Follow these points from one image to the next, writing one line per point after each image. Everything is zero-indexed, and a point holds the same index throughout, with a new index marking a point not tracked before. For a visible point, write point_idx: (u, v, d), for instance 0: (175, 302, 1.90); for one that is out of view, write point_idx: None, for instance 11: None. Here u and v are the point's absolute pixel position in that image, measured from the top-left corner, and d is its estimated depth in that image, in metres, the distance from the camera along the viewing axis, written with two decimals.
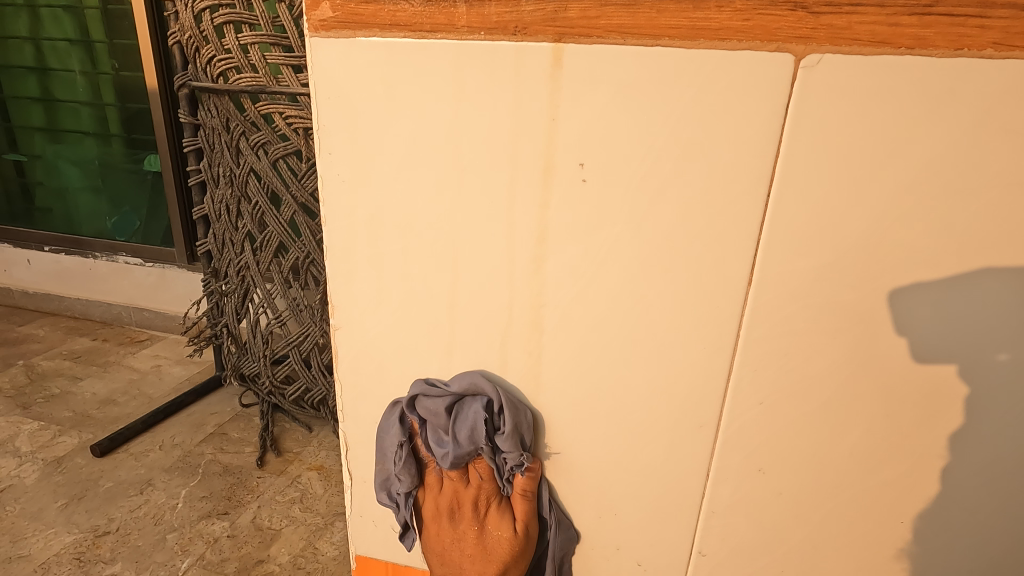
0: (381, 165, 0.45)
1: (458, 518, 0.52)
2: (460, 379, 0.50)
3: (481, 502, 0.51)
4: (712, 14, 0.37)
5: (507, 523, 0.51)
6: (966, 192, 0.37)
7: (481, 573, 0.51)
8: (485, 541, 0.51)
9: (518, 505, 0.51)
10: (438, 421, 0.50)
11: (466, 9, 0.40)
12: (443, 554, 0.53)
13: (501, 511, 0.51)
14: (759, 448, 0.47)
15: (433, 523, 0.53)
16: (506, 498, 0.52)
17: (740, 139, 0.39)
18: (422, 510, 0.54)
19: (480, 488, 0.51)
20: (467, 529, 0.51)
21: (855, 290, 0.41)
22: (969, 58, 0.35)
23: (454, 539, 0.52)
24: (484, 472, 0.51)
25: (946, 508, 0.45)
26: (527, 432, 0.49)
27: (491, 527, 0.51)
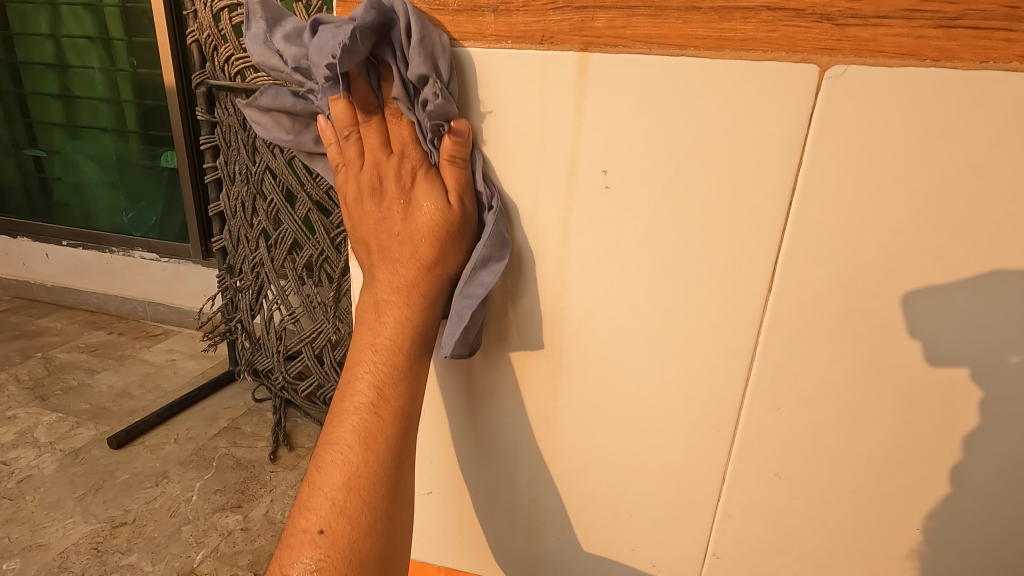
0: None
1: (382, 186, 0.44)
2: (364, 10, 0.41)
3: (406, 171, 0.44)
4: (738, 25, 0.37)
5: (438, 194, 0.44)
6: (988, 202, 0.37)
7: (405, 266, 0.44)
8: (409, 218, 0.44)
9: (446, 173, 0.44)
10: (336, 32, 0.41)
11: (494, 18, 0.41)
12: (364, 299, 0.47)
13: (429, 183, 0.44)
14: (775, 452, 0.47)
15: (370, 267, 0.46)
16: (435, 171, 0.45)
17: (762, 148, 0.39)
18: (346, 200, 0.47)
19: (404, 153, 0.44)
20: (397, 220, 0.44)
21: (875, 297, 0.41)
22: (995, 71, 0.35)
23: (382, 253, 0.45)
24: (405, 135, 0.44)
25: (962, 515, 0.46)
26: (444, 62, 0.41)
27: (421, 196, 0.44)
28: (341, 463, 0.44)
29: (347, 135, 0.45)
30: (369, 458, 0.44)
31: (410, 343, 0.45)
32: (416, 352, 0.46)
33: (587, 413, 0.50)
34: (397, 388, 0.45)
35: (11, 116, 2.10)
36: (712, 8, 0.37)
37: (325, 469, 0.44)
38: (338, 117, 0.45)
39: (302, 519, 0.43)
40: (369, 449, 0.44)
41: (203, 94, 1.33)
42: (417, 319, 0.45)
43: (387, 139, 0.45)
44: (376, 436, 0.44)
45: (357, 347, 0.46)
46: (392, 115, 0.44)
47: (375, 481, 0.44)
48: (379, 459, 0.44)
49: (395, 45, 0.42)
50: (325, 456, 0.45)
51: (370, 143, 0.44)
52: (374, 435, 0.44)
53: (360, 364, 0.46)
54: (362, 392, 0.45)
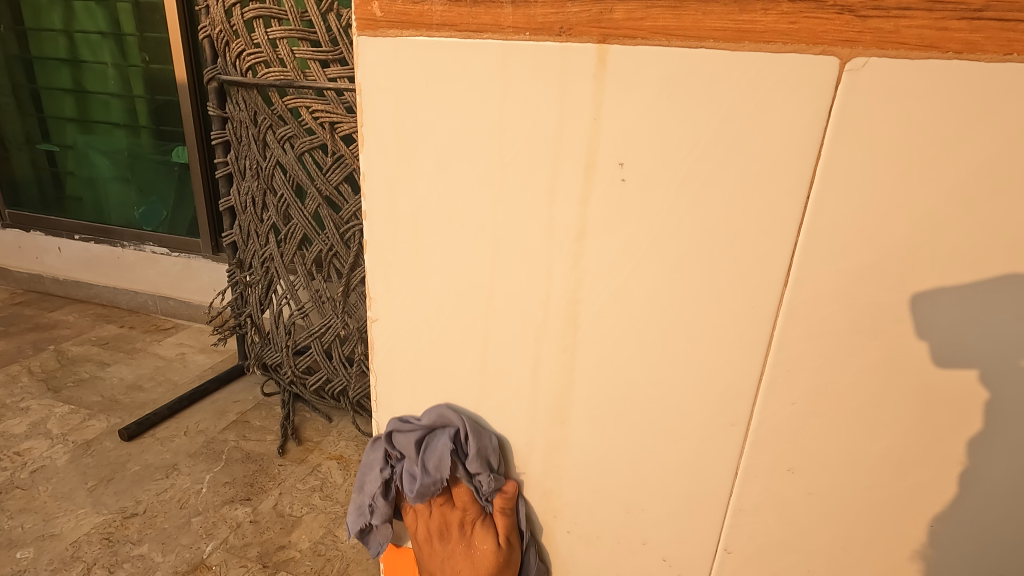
0: (424, 161, 0.46)
1: (450, 534, 0.55)
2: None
3: (467, 523, 0.55)
4: (758, 16, 0.37)
5: (491, 539, 0.54)
6: (1012, 196, 0.37)
7: None
8: (469, 554, 0.55)
9: (498, 520, 0.55)
10: (411, 457, 0.54)
11: (512, 10, 0.41)
12: (429, 560, 0.57)
13: (485, 530, 0.55)
14: (790, 448, 0.47)
15: (422, 526, 0.57)
16: (489, 517, 0.55)
17: (782, 140, 0.39)
18: (414, 532, 0.58)
19: (465, 509, 0.55)
20: (455, 544, 0.55)
21: (895, 292, 0.41)
22: (1020, 63, 0.34)
23: (445, 561, 0.56)
24: (464, 496, 0.54)
25: (979, 514, 0.45)
26: (494, 458, 0.54)
27: (479, 542, 0.54)
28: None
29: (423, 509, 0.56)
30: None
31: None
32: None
33: (599, 405, 0.50)
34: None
35: (24, 111, 2.12)
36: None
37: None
38: (421, 515, 0.56)
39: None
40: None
41: (215, 89, 1.34)
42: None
43: (451, 495, 0.55)
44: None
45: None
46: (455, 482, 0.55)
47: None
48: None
49: (459, 447, 0.53)
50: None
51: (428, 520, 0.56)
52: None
53: None
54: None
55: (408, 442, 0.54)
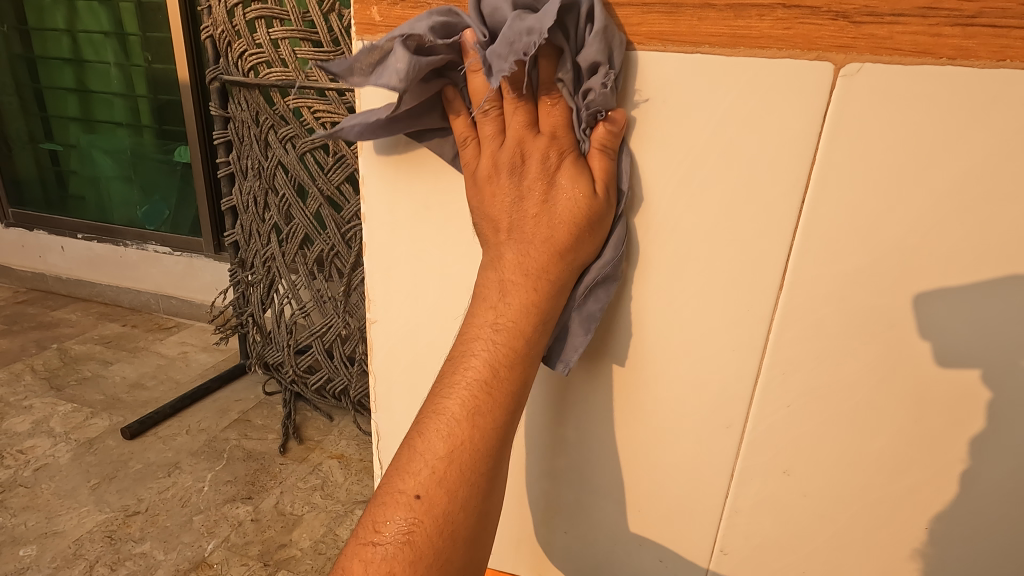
0: (422, 164, 0.47)
1: (525, 166, 0.41)
2: (498, 0, 0.39)
3: (553, 153, 0.41)
4: (752, 22, 0.37)
5: (585, 180, 0.40)
6: (1006, 201, 0.37)
7: (504, 322, 0.41)
8: (550, 209, 0.41)
9: (595, 164, 0.41)
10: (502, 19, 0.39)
11: None
12: (490, 209, 0.42)
13: (577, 168, 0.41)
14: (785, 450, 0.48)
15: (491, 198, 0.42)
16: (582, 158, 0.41)
17: (776, 144, 0.39)
18: (472, 170, 0.43)
19: (554, 136, 0.41)
20: (536, 177, 0.41)
21: (889, 296, 0.41)
22: (1012, 70, 0.35)
23: (514, 236, 0.41)
24: (556, 117, 0.41)
25: (971, 515, 0.46)
26: (619, 53, 0.39)
27: (564, 181, 0.40)
28: (444, 433, 0.39)
29: (485, 108, 0.42)
30: (434, 537, 0.37)
31: (507, 359, 0.41)
32: (498, 435, 0.40)
33: (595, 405, 0.51)
34: (497, 408, 0.40)
35: (28, 110, 2.13)
36: (727, 5, 0.37)
37: (417, 445, 0.39)
38: (483, 173, 0.42)
39: (378, 514, 0.38)
40: (455, 445, 0.39)
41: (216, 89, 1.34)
42: (528, 331, 0.41)
43: (534, 119, 0.41)
44: (440, 498, 0.38)
45: (469, 320, 0.42)
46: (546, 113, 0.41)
47: (478, 457, 0.39)
48: (459, 516, 0.38)
49: (568, 27, 0.39)
50: (399, 481, 0.39)
51: (514, 123, 0.41)
52: (456, 497, 0.38)
53: (473, 331, 0.42)
54: (435, 446, 0.39)
55: (429, 83, 0.42)
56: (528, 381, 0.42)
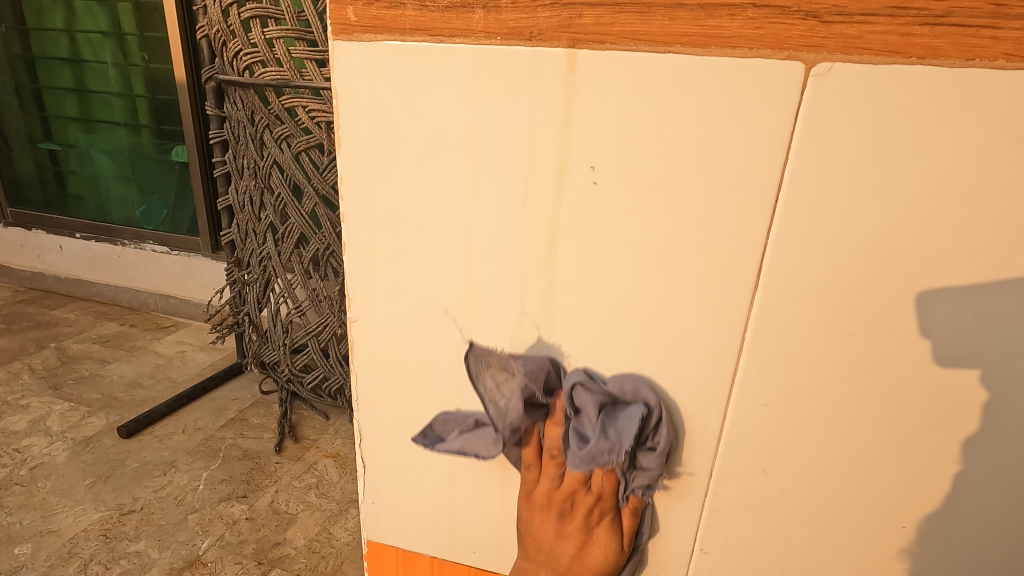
0: (399, 164, 0.47)
1: (573, 511, 0.51)
2: (617, 381, 0.48)
3: (595, 511, 0.51)
4: (724, 22, 0.37)
5: (616, 542, 0.51)
6: (979, 200, 0.37)
7: (571, 541, 0.52)
8: (581, 559, 0.52)
9: (625, 520, 0.51)
10: (590, 417, 0.48)
11: (483, 15, 0.41)
12: (536, 531, 0.53)
13: (614, 488, 0.50)
14: (763, 449, 0.48)
15: (539, 523, 0.53)
16: (616, 514, 0.51)
17: (749, 144, 0.39)
18: (528, 489, 0.53)
19: (600, 496, 0.50)
20: (578, 547, 0.52)
21: (863, 295, 0.41)
22: (981, 69, 0.34)
23: (559, 536, 0.52)
24: (606, 483, 0.49)
25: (949, 514, 0.46)
26: (666, 432, 0.47)
27: (600, 538, 0.51)
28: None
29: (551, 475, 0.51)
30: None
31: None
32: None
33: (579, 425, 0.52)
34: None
35: (27, 110, 2.14)
36: (698, 5, 0.37)
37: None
38: (539, 496, 0.52)
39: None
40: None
41: (212, 89, 1.34)
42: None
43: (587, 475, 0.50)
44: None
45: (535, 524, 0.53)
46: (599, 482, 0.50)
47: None
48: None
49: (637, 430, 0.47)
50: None
51: (572, 479, 0.50)
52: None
53: (544, 520, 0.52)
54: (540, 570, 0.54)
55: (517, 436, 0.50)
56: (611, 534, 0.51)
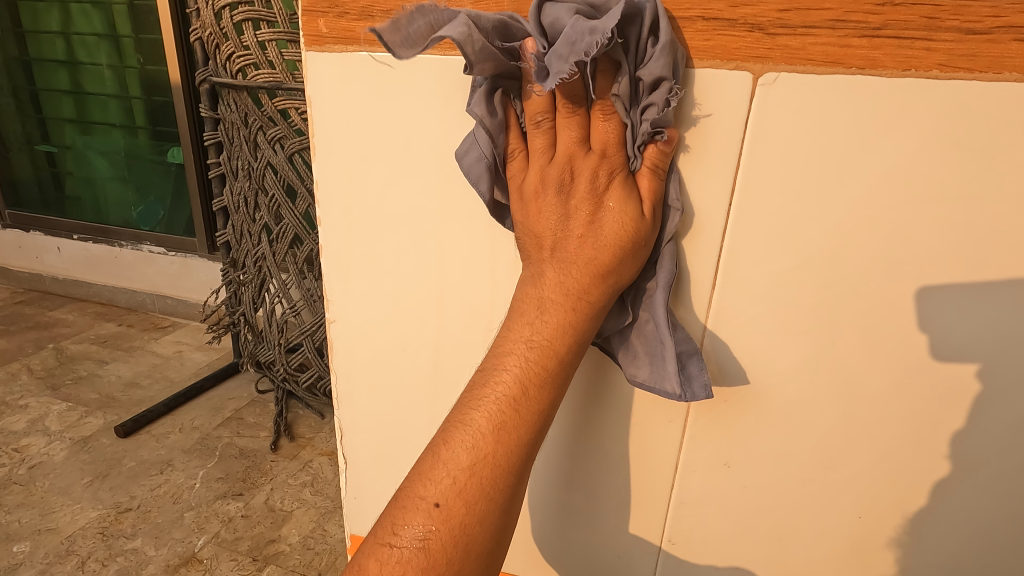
0: (372, 169, 0.48)
1: (574, 184, 0.40)
2: (620, 1, 0.37)
3: (602, 173, 0.40)
4: (675, 34, 0.39)
5: (634, 202, 0.40)
6: (920, 203, 0.39)
7: (574, 280, 0.40)
8: (598, 228, 0.40)
9: (644, 181, 0.41)
10: (564, 28, 0.37)
11: (448, 27, 0.42)
12: (534, 225, 0.42)
13: (627, 187, 0.40)
14: (725, 442, 0.49)
15: (535, 211, 0.41)
16: (631, 175, 0.41)
17: (702, 150, 0.41)
18: (519, 182, 0.42)
19: (605, 154, 0.40)
20: (587, 207, 0.40)
21: (814, 294, 0.43)
22: (916, 78, 0.36)
23: (557, 256, 0.41)
24: (610, 133, 0.40)
25: (904, 503, 0.48)
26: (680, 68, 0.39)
27: (613, 203, 0.40)
28: (491, 420, 0.39)
29: (543, 121, 0.41)
30: (449, 545, 0.36)
31: (538, 377, 0.40)
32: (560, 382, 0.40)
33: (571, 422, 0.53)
34: (518, 460, 0.38)
35: (24, 112, 2.15)
36: None
37: (452, 447, 0.38)
38: (552, 288, 0.40)
39: (399, 518, 0.37)
40: (493, 462, 0.38)
41: (206, 91, 1.36)
42: (560, 353, 0.40)
43: (587, 134, 0.41)
44: (492, 463, 0.38)
45: (507, 328, 0.41)
46: (599, 131, 0.40)
47: (499, 472, 0.38)
48: (475, 548, 0.36)
49: (629, 41, 0.38)
50: (421, 487, 0.38)
51: (566, 137, 0.40)
52: (473, 524, 0.36)
53: (505, 365, 0.40)
54: (458, 456, 0.38)
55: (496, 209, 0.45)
56: (566, 385, 0.41)
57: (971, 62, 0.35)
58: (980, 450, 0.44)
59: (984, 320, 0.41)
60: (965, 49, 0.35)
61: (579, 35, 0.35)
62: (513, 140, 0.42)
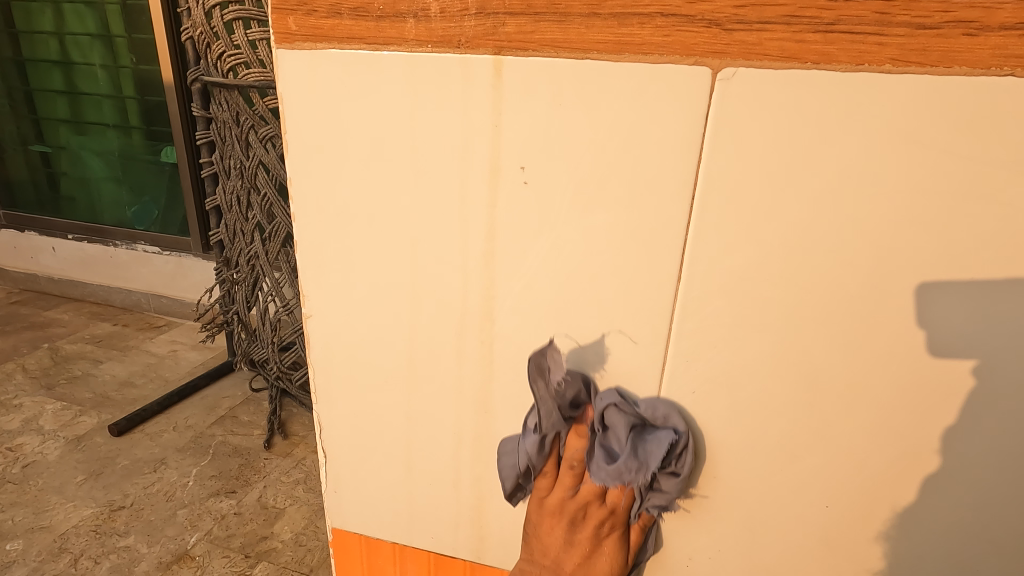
0: (344, 166, 0.49)
1: (580, 482, 0.52)
2: (649, 405, 0.49)
3: (606, 525, 0.52)
4: (635, 30, 0.39)
5: (624, 551, 0.53)
6: (878, 195, 0.40)
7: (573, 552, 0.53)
8: (587, 567, 0.53)
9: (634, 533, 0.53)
10: (618, 434, 0.49)
11: (415, 24, 0.43)
12: (541, 538, 0.54)
13: (621, 542, 0.53)
14: (694, 434, 0.50)
15: (547, 483, 0.53)
16: (626, 530, 0.53)
17: (664, 144, 0.41)
18: (543, 494, 0.54)
19: (585, 478, 0.52)
20: (576, 565, 0.53)
21: (777, 287, 0.44)
22: (870, 72, 0.37)
23: (560, 516, 0.53)
24: (623, 497, 0.51)
25: (870, 493, 0.48)
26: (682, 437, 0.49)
27: (606, 551, 0.53)
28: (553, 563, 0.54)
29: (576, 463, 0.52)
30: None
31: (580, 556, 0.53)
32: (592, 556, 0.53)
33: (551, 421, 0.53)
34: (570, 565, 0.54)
35: (18, 112, 2.15)
36: (612, 14, 0.40)
37: None
38: (551, 503, 0.53)
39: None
40: (550, 559, 0.54)
41: (198, 90, 1.36)
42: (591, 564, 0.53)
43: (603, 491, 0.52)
44: None
45: (540, 531, 0.54)
46: (613, 497, 0.51)
47: None
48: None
49: (609, 434, 0.50)
50: None
51: (589, 489, 0.52)
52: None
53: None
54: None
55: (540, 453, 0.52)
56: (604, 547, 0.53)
57: (922, 56, 0.36)
58: (943, 439, 0.45)
59: (943, 310, 0.41)
60: (916, 44, 0.36)
61: (629, 471, 0.49)
62: (547, 465, 0.53)
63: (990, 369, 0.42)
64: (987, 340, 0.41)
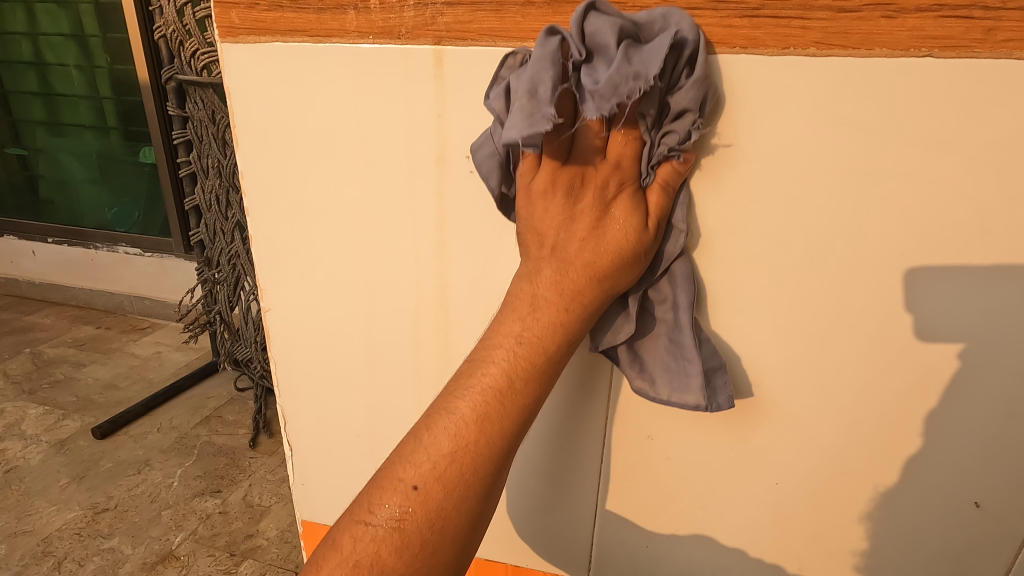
0: (295, 160, 0.49)
1: (583, 190, 0.41)
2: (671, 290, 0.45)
3: (611, 184, 0.40)
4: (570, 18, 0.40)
5: (637, 215, 0.40)
6: (810, 177, 0.41)
7: (572, 277, 0.40)
8: (598, 237, 0.40)
9: (653, 198, 0.41)
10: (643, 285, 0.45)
11: (355, 15, 0.43)
12: (538, 224, 0.41)
13: (633, 204, 0.40)
14: (646, 415, 0.51)
15: (542, 213, 0.41)
16: (640, 191, 0.41)
17: None
18: (528, 184, 0.41)
19: (618, 166, 0.40)
20: (588, 235, 0.40)
21: (718, 270, 0.45)
22: (796, 56, 0.38)
23: (557, 255, 0.40)
24: (623, 145, 0.40)
25: (819, 469, 0.49)
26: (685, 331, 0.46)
27: (617, 213, 0.40)
28: (464, 414, 0.37)
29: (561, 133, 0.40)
30: (424, 528, 0.34)
31: (526, 372, 0.38)
32: (553, 371, 0.39)
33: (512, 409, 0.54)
34: (541, 334, 0.39)
35: None
36: (546, 2, 0.40)
37: (432, 433, 0.36)
38: (538, 184, 0.41)
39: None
40: (479, 412, 0.37)
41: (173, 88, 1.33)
42: (551, 352, 0.39)
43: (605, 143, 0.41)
44: (433, 524, 0.34)
45: (497, 323, 0.40)
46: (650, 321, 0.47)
47: (510, 412, 0.37)
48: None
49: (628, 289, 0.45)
50: (402, 467, 0.36)
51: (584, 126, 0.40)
52: (428, 552, 0.34)
53: (495, 330, 0.40)
54: (438, 442, 0.36)
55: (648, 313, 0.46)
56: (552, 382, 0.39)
57: (844, 39, 0.37)
58: (886, 415, 0.46)
59: (879, 288, 0.43)
60: (838, 27, 0.37)
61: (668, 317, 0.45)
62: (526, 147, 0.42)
63: (925, 345, 0.43)
64: (921, 316, 0.43)
